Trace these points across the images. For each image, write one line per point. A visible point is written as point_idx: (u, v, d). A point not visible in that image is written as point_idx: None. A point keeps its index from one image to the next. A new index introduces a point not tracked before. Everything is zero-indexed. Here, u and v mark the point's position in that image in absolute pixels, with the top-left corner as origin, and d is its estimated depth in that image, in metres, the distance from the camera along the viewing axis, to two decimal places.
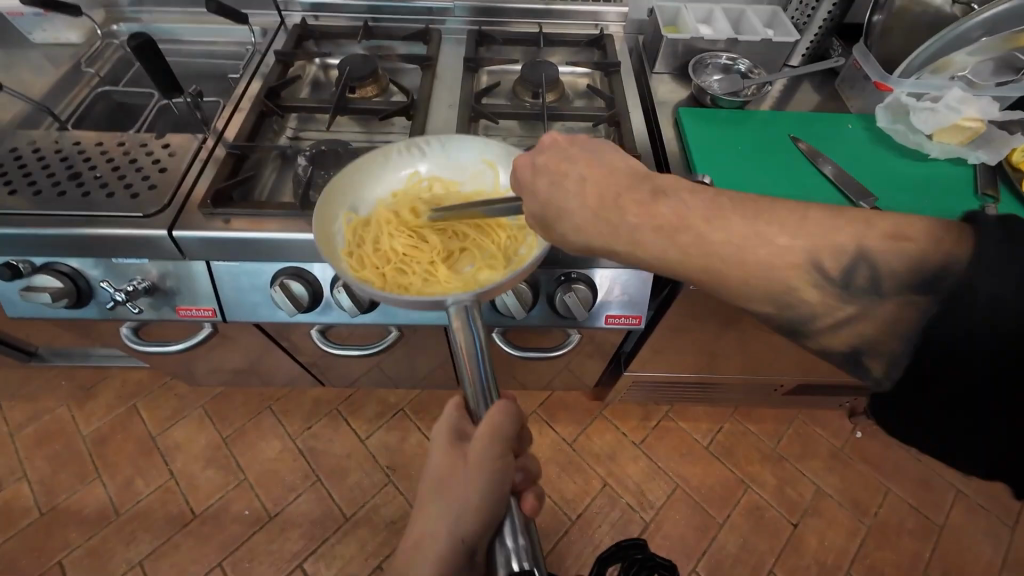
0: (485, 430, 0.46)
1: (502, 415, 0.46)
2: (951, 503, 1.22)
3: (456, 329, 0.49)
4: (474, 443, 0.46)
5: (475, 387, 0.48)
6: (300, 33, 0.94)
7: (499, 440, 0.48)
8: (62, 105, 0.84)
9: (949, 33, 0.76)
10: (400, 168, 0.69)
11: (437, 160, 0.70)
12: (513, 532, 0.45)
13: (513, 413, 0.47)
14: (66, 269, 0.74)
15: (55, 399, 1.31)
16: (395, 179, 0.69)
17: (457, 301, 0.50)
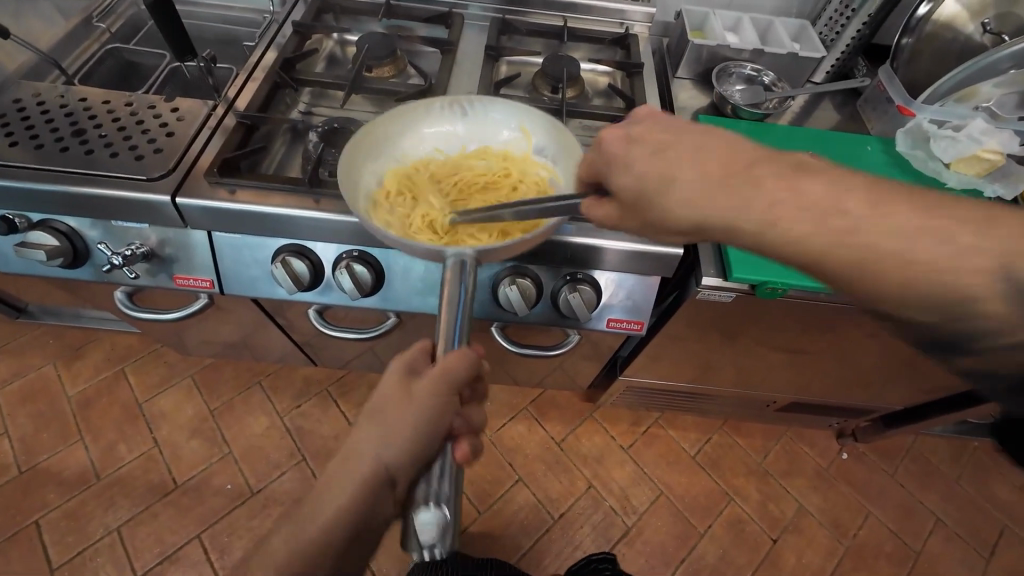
0: (439, 373, 0.44)
1: (464, 367, 0.45)
2: (930, 531, 1.23)
3: (449, 277, 0.50)
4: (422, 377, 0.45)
5: (447, 336, 0.47)
6: (320, 6, 0.92)
7: (456, 390, 0.45)
8: (70, 60, 0.82)
9: (981, 61, 0.75)
10: (435, 124, 0.69)
11: (474, 122, 0.70)
12: (440, 477, 0.43)
13: (472, 365, 0.46)
14: (63, 227, 0.73)
15: (42, 357, 1.29)
16: (430, 133, 0.69)
17: (457, 254, 0.51)
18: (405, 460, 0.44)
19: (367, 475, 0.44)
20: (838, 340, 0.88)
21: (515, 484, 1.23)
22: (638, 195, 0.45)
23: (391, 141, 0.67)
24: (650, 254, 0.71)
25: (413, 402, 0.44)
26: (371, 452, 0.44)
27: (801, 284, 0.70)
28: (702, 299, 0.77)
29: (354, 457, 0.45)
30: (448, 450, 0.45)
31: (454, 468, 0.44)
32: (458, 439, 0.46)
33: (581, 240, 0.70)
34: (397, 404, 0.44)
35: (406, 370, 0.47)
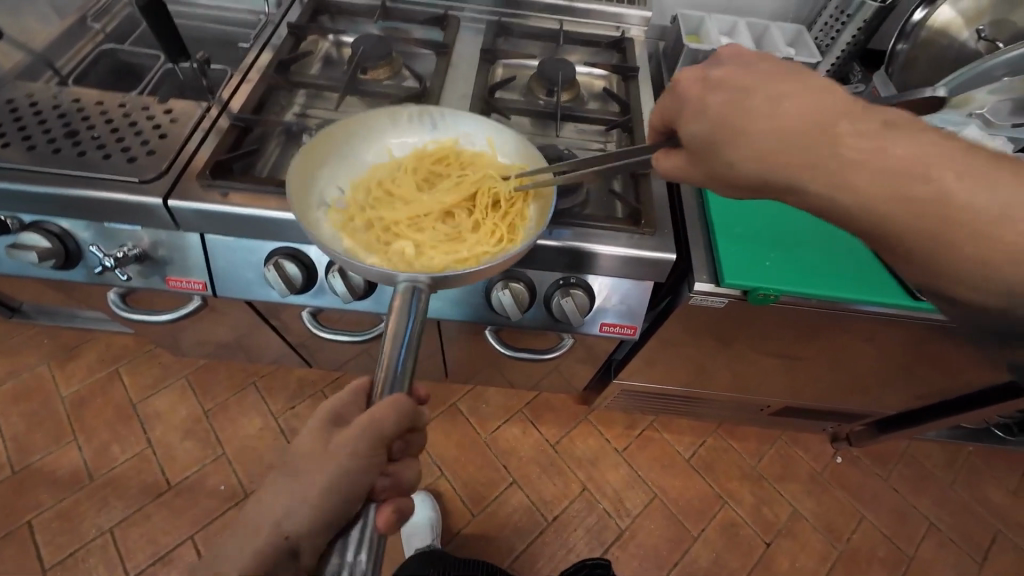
0: (365, 421, 0.43)
1: (394, 419, 0.43)
2: (924, 536, 1.23)
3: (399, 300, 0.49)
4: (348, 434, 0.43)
5: (387, 373, 0.46)
6: (316, 7, 0.92)
7: (383, 446, 0.44)
8: (65, 60, 0.82)
9: (972, 69, 0.76)
10: (403, 135, 0.71)
11: (441, 134, 0.71)
12: (356, 546, 0.43)
13: (405, 419, 0.44)
14: (55, 229, 0.72)
15: (36, 356, 1.29)
16: (397, 144, 0.71)
17: (411, 280, 0.50)
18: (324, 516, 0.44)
19: (280, 537, 0.44)
20: (831, 345, 0.88)
21: (509, 486, 1.23)
22: (708, 141, 0.45)
23: (356, 150, 0.68)
24: (643, 259, 0.71)
25: (335, 453, 0.43)
26: (291, 511, 0.44)
27: (793, 290, 0.70)
28: (695, 304, 0.77)
29: (277, 511, 0.45)
30: (369, 514, 0.45)
31: (374, 535, 0.44)
32: (380, 503, 0.45)
33: (574, 245, 0.70)
34: (321, 452, 0.44)
35: (338, 417, 0.47)
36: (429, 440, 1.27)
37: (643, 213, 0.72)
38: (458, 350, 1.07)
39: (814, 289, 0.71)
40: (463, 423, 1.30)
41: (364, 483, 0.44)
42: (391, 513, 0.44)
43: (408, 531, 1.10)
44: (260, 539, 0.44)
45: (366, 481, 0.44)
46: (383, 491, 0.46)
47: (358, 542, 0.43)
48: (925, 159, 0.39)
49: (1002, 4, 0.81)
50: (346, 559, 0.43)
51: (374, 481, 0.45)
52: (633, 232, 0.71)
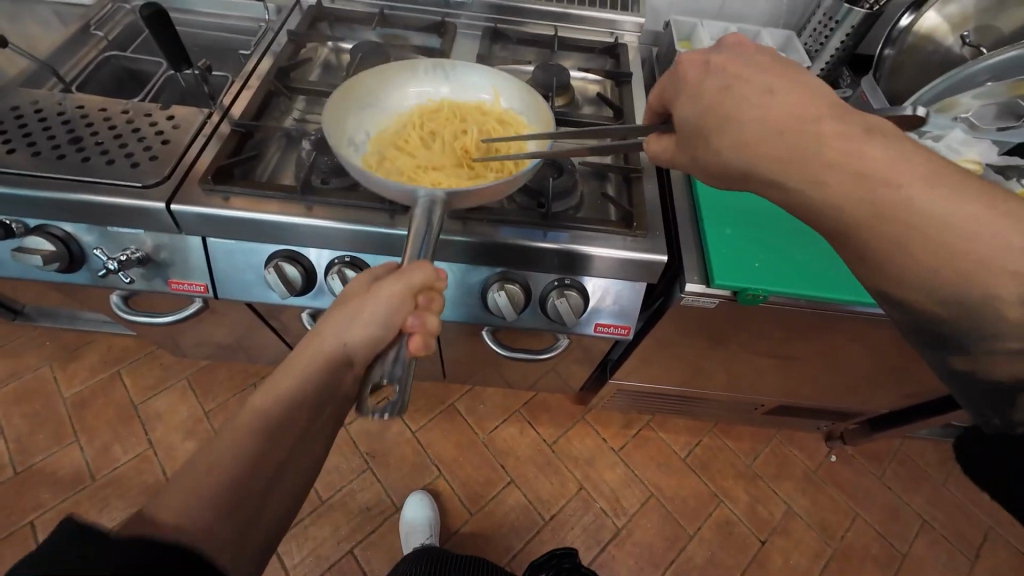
0: (395, 280, 0.45)
1: (423, 276, 0.46)
2: (916, 533, 1.24)
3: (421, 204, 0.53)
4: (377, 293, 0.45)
5: (412, 256, 0.49)
6: (315, 14, 0.94)
7: (410, 299, 0.46)
8: (68, 66, 0.83)
9: (955, 74, 0.78)
10: (418, 87, 0.75)
11: (456, 86, 0.76)
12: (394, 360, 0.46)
13: (432, 276, 0.46)
14: (59, 233, 0.74)
15: (38, 358, 1.30)
16: (415, 92, 0.75)
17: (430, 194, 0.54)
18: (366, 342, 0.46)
19: (324, 359, 0.45)
20: (821, 345, 0.89)
21: (507, 485, 1.24)
22: (698, 136, 0.46)
23: (377, 99, 0.72)
24: (635, 260, 0.72)
25: (369, 299, 0.45)
26: (334, 334, 0.46)
27: (781, 291, 0.72)
28: (686, 305, 0.78)
29: (316, 340, 0.46)
30: (402, 342, 0.46)
31: (408, 357, 0.46)
32: (411, 334, 0.46)
33: (567, 247, 0.72)
34: (358, 298, 0.46)
35: (372, 282, 0.49)
36: (428, 440, 1.29)
37: (635, 216, 0.73)
38: (456, 351, 1.09)
39: (802, 290, 0.73)
40: (461, 423, 1.32)
41: (397, 320, 0.45)
42: (423, 341, 0.46)
43: (406, 530, 1.11)
44: (301, 366, 0.45)
45: (399, 315, 0.45)
46: (413, 327, 0.46)
47: (392, 361, 0.46)
48: (900, 166, 0.40)
49: (986, 11, 0.82)
50: (383, 371, 0.45)
51: (406, 316, 0.46)
52: (625, 235, 0.72)
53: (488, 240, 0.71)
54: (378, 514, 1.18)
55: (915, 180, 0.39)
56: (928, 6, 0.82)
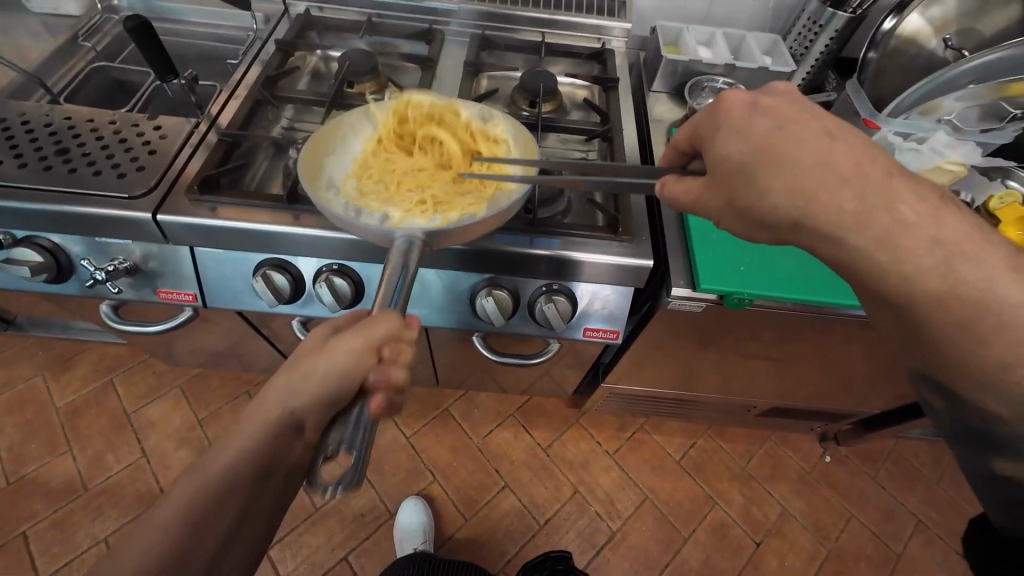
0: (358, 329, 0.40)
1: (386, 326, 0.41)
2: (911, 533, 1.24)
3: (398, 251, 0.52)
4: (339, 340, 0.40)
5: (388, 289, 0.47)
6: (303, 23, 0.94)
7: (374, 349, 0.41)
8: (56, 78, 0.84)
9: (939, 76, 0.78)
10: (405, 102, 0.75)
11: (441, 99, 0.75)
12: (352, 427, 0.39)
13: (397, 326, 0.42)
14: (47, 244, 0.74)
15: (30, 367, 1.30)
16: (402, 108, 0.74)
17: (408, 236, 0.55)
18: (317, 402, 0.40)
19: (274, 423, 0.41)
20: (810, 347, 0.90)
21: (501, 490, 1.24)
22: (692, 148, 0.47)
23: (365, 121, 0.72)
24: (622, 265, 0.73)
25: (327, 351, 0.40)
26: (287, 395, 0.41)
27: (766, 294, 0.72)
28: (673, 309, 0.79)
29: (270, 398, 0.41)
30: (362, 405, 0.40)
31: (369, 420, 0.40)
32: (373, 393, 0.41)
33: (553, 252, 0.72)
34: (311, 354, 0.41)
35: (329, 334, 0.42)
36: (422, 445, 1.29)
37: (621, 221, 0.73)
38: (448, 356, 1.09)
39: (787, 292, 0.73)
40: (455, 428, 1.32)
41: (355, 379, 0.40)
42: (386, 400, 0.41)
43: (400, 536, 1.11)
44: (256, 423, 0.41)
45: (357, 374, 0.40)
46: (375, 384, 0.41)
47: (350, 425, 0.39)
48: (873, 172, 0.41)
49: (968, 15, 0.83)
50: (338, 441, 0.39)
51: (367, 372, 0.40)
52: (611, 240, 0.73)
53: (475, 247, 0.72)
54: (372, 521, 1.18)
55: (889, 186, 0.40)
56: (910, 10, 0.83)
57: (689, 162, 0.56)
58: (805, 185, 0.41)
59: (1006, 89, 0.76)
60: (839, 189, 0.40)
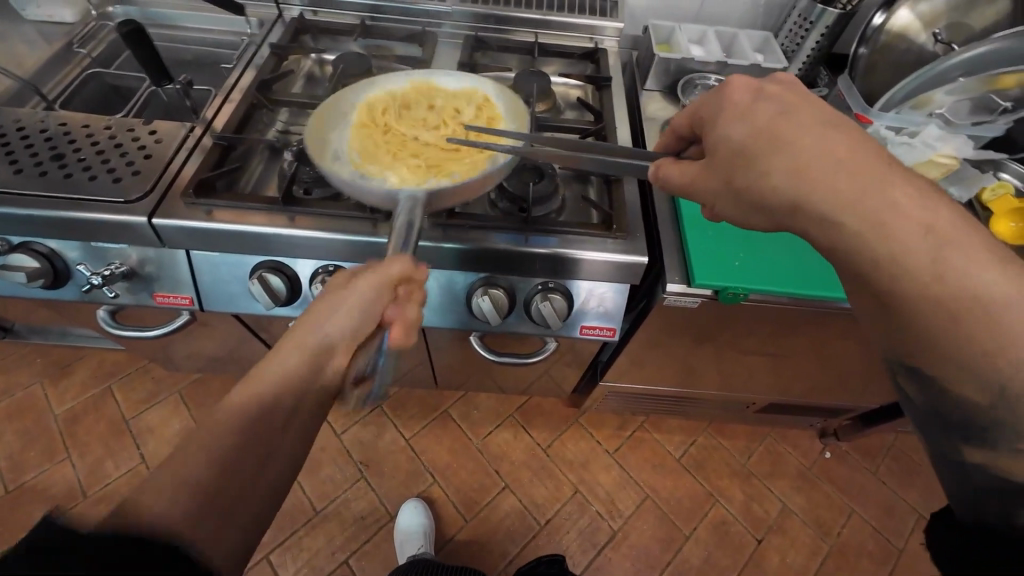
0: (376, 272, 0.46)
1: (401, 266, 0.46)
2: (912, 529, 1.24)
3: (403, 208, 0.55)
4: (360, 283, 0.45)
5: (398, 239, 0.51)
6: (297, 27, 0.94)
7: (392, 288, 0.46)
8: (51, 84, 0.84)
9: (928, 71, 0.78)
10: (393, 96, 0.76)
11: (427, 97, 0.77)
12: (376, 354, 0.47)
13: (410, 267, 0.47)
14: (43, 249, 0.74)
15: (29, 374, 1.30)
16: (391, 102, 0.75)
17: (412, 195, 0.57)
18: (347, 329, 0.45)
19: (299, 357, 0.43)
20: (807, 341, 0.90)
21: (501, 491, 1.24)
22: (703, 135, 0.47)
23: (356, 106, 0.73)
24: (617, 262, 0.73)
25: (350, 290, 0.45)
26: (316, 323, 0.44)
27: (760, 289, 0.73)
28: (669, 305, 0.79)
29: (295, 336, 0.44)
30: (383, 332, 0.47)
31: (391, 345, 0.48)
32: (391, 324, 0.47)
33: (548, 250, 0.72)
34: (335, 290, 0.46)
35: (348, 275, 0.47)
36: (422, 447, 1.29)
37: (615, 218, 0.74)
38: (446, 357, 1.09)
39: (781, 287, 0.73)
40: (455, 429, 1.32)
41: (377, 311, 0.46)
42: (403, 331, 0.47)
43: (400, 539, 1.11)
44: (286, 360, 0.43)
45: (379, 305, 0.46)
46: (393, 317, 0.47)
47: (374, 349, 0.47)
48: (863, 165, 0.41)
49: (957, 9, 0.84)
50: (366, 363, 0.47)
51: (386, 306, 0.46)
52: (605, 237, 0.73)
53: (470, 246, 0.72)
54: (373, 523, 1.18)
55: (878, 178, 0.40)
56: (899, 5, 0.83)
57: (683, 150, 0.59)
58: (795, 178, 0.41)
59: (995, 81, 0.77)
60: (828, 182, 0.40)
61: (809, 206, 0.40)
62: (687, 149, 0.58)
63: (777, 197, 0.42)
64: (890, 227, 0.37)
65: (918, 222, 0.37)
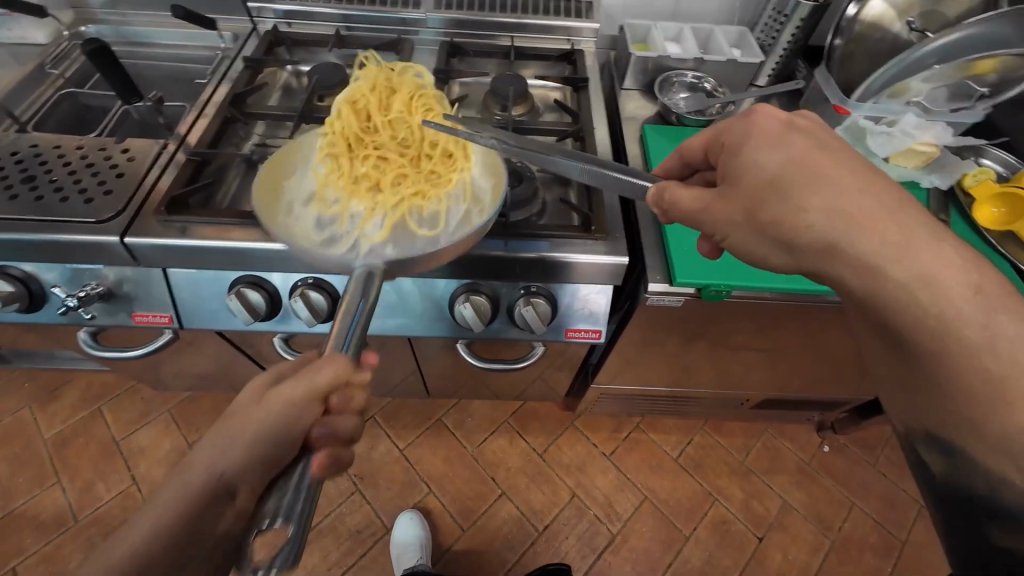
0: (298, 379, 0.40)
1: (332, 372, 0.40)
2: (914, 519, 1.23)
3: (353, 285, 0.49)
4: (284, 384, 0.40)
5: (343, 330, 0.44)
6: (271, 40, 0.94)
7: (319, 398, 0.40)
8: (23, 106, 0.83)
9: (905, 58, 0.78)
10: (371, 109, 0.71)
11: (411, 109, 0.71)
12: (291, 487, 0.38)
13: (343, 371, 0.41)
14: (18, 273, 0.73)
15: (17, 400, 1.28)
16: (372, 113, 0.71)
17: (367, 269, 0.51)
18: (252, 463, 0.39)
19: (201, 485, 0.39)
20: (798, 335, 0.89)
21: (498, 498, 1.22)
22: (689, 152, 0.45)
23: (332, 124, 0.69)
24: (599, 264, 0.72)
25: (265, 404, 0.40)
26: (212, 458, 0.40)
27: (743, 285, 0.72)
28: (653, 305, 0.78)
29: (188, 471, 0.40)
30: (304, 463, 0.39)
31: (313, 482, 0.39)
32: (316, 449, 0.40)
33: (528, 254, 0.71)
34: (249, 409, 0.41)
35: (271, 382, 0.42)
36: (416, 457, 1.27)
37: (594, 219, 0.73)
38: (436, 366, 1.08)
39: (765, 283, 0.72)
40: (449, 437, 1.30)
41: (297, 431, 0.40)
42: (330, 456, 0.40)
43: (396, 552, 1.09)
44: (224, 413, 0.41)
45: (302, 423, 0.40)
46: (320, 438, 0.41)
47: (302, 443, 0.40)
48: (832, 156, 0.40)
49: None
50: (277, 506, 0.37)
51: (312, 424, 0.40)
52: (585, 239, 0.72)
53: None
54: (369, 537, 1.16)
55: (844, 170, 0.39)
56: None
57: (689, 175, 0.58)
58: (783, 179, 0.40)
59: (970, 67, 0.77)
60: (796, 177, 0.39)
61: (805, 210, 0.39)
62: (692, 176, 0.57)
63: (768, 196, 0.41)
64: (887, 229, 0.38)
65: (909, 228, 0.38)
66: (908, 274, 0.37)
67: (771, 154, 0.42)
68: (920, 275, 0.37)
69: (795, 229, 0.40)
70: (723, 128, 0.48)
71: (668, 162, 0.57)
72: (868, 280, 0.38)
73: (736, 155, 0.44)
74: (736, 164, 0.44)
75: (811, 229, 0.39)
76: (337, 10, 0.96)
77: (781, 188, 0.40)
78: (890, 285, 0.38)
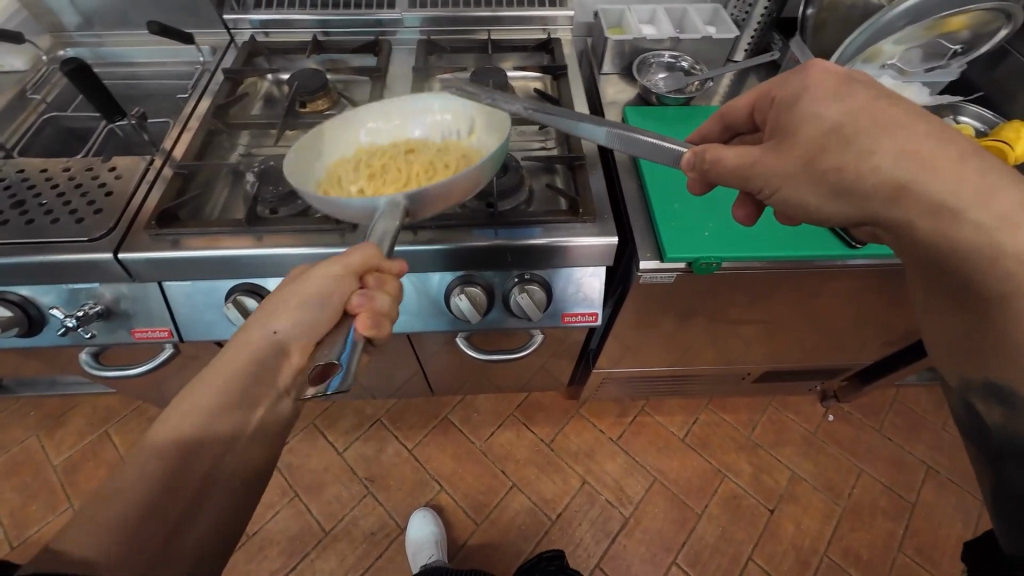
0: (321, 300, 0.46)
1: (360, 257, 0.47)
2: (923, 480, 1.24)
3: (379, 221, 0.53)
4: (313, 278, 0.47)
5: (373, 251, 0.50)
6: (249, 50, 0.94)
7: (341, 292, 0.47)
8: (8, 134, 0.84)
9: (874, 25, 0.77)
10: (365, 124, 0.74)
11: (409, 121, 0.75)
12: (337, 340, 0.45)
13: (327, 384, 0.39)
14: (15, 298, 0.74)
15: (22, 430, 1.29)
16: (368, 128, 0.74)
17: (390, 199, 0.55)
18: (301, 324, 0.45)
19: None
20: (794, 304, 0.90)
21: (510, 491, 1.23)
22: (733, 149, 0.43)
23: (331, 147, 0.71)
24: (590, 246, 0.73)
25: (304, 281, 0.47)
26: (265, 321, 0.46)
27: (732, 255, 0.73)
28: (646, 283, 0.79)
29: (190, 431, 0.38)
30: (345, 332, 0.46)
31: (357, 339, 0.46)
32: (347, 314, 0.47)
33: (520, 241, 0.72)
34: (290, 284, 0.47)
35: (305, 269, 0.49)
36: (425, 456, 1.28)
37: (581, 202, 0.74)
38: (438, 362, 1.09)
39: (755, 253, 0.73)
40: (456, 434, 1.31)
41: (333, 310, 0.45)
42: (357, 355, 0.42)
43: (412, 550, 1.10)
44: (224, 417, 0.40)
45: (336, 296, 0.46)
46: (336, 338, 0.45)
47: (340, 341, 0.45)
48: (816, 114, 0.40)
49: None
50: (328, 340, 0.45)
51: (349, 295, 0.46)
52: (573, 221, 0.73)
53: (444, 246, 0.72)
54: (383, 539, 1.17)
55: None
56: None
57: (729, 139, 0.59)
58: (844, 134, 0.41)
59: (940, 27, 0.80)
60: None
61: (872, 153, 0.40)
62: (734, 138, 0.59)
63: (832, 144, 0.41)
64: (899, 159, 0.39)
65: (965, 171, 0.38)
66: (981, 230, 0.37)
67: (829, 105, 0.42)
68: (1001, 217, 0.36)
69: (860, 173, 0.40)
70: (772, 85, 0.49)
71: (707, 125, 0.60)
72: (937, 222, 0.38)
73: (789, 116, 0.45)
74: (790, 123, 0.44)
75: (877, 172, 0.40)
76: (314, 16, 0.97)
77: (845, 135, 0.41)
78: (955, 240, 0.38)
